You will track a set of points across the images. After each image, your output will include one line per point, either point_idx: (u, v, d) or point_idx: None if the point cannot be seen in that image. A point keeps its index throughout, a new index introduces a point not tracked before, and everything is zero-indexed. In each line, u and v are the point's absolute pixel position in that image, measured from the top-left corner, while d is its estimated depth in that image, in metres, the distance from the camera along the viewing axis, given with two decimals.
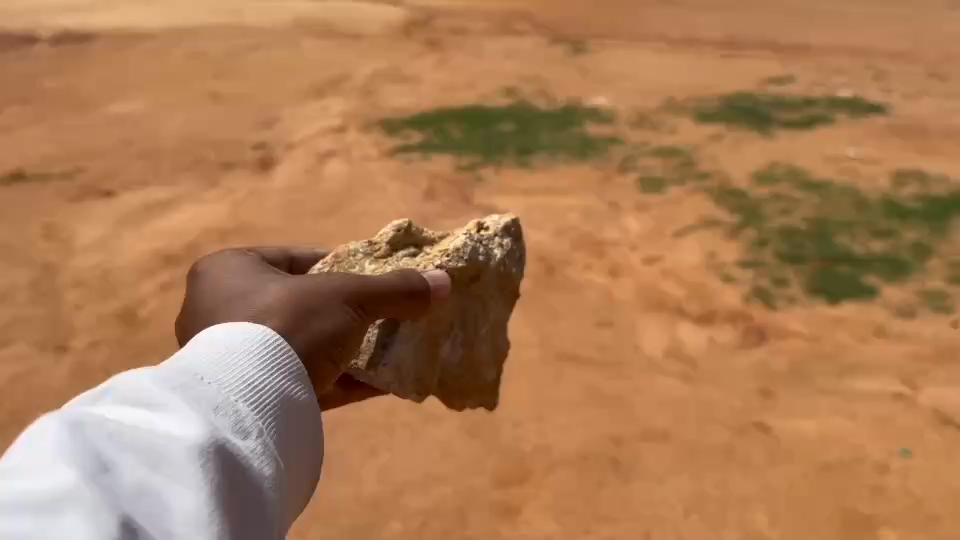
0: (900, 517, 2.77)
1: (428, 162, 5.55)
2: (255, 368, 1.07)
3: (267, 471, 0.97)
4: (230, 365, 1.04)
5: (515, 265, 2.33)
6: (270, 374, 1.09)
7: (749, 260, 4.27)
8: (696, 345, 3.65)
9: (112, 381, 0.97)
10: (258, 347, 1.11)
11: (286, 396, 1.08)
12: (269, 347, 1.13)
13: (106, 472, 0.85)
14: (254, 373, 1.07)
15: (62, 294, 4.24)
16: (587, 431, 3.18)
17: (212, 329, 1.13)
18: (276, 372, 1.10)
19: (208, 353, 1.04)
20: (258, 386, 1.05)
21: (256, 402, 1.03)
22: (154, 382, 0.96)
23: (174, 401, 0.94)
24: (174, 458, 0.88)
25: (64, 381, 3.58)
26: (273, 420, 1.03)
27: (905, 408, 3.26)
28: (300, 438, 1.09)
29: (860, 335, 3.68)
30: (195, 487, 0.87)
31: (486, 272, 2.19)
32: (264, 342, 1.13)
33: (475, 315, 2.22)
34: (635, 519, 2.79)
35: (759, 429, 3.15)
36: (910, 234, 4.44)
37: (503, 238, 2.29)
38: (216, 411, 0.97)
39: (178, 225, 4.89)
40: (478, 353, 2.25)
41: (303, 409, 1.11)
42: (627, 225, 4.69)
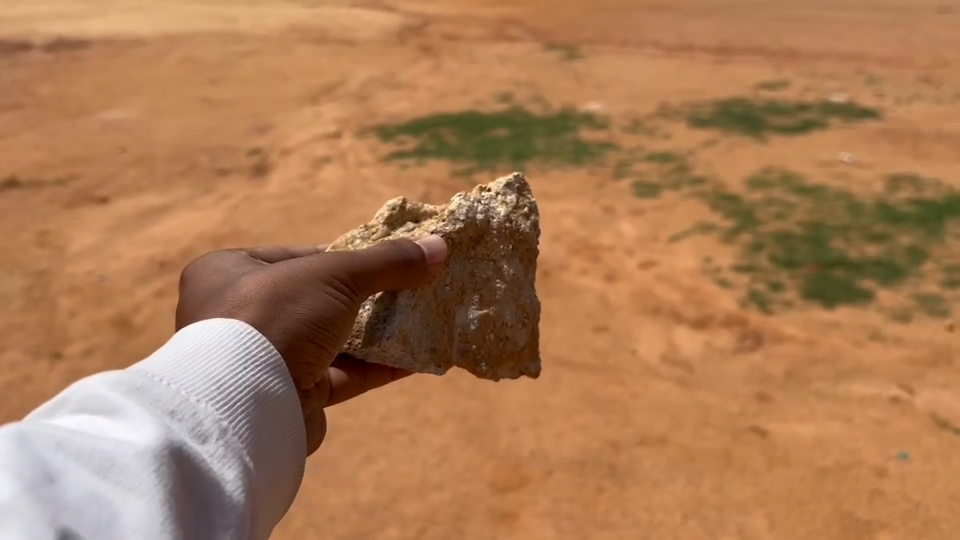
0: (898, 521, 2.76)
1: (423, 168, 5.55)
2: (223, 364, 1.01)
3: (231, 474, 0.90)
4: (193, 364, 0.97)
5: (528, 222, 2.00)
6: (239, 370, 1.02)
7: (744, 264, 4.28)
8: (692, 350, 3.65)
9: (66, 392, 0.91)
10: (229, 339, 1.06)
11: (260, 390, 1.02)
12: (241, 338, 1.08)
13: (49, 482, 0.78)
14: (223, 369, 1.00)
15: (56, 301, 4.22)
16: (584, 437, 3.17)
17: (181, 330, 1.07)
18: (247, 366, 1.04)
19: (171, 356, 0.98)
20: (227, 384, 0.98)
21: (223, 401, 0.96)
22: (106, 386, 0.90)
23: (127, 405, 0.88)
24: (124, 466, 0.81)
25: (57, 388, 3.56)
26: (241, 419, 0.96)
27: (901, 412, 3.26)
28: (277, 437, 1.02)
29: (856, 340, 3.68)
30: (145, 495, 0.80)
31: (490, 230, 1.93)
32: (237, 337, 1.08)
33: (487, 277, 1.93)
34: (633, 524, 2.77)
35: (756, 434, 3.15)
36: (905, 238, 4.45)
37: (508, 193, 1.99)
38: (174, 414, 0.90)
39: (173, 231, 4.88)
40: (499, 316, 1.92)
41: (281, 403, 1.04)
42: (622, 230, 4.70)
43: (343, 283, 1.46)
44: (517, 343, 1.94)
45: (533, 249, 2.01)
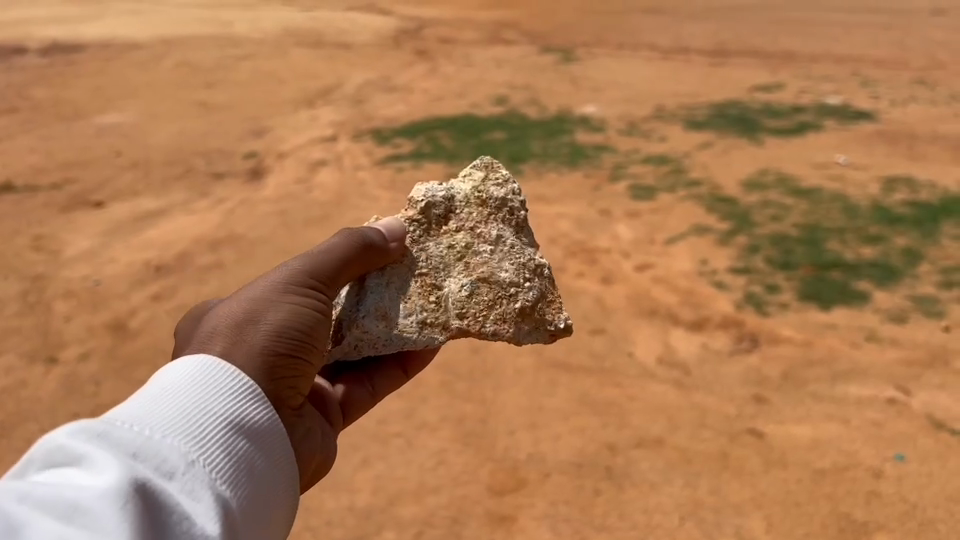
0: (895, 522, 2.76)
1: (419, 171, 5.55)
2: (187, 406, 1.09)
3: (201, 504, 0.96)
4: (154, 412, 1.05)
5: (504, 187, 1.86)
6: (201, 411, 1.10)
7: (739, 266, 4.28)
8: (689, 352, 3.65)
9: (34, 452, 0.99)
10: (193, 380, 1.15)
11: (226, 426, 1.10)
12: (210, 372, 1.19)
13: (16, 535, 0.84)
14: (188, 412, 1.08)
15: (51, 305, 4.21)
16: (581, 439, 3.17)
17: (145, 382, 1.16)
18: (211, 405, 1.12)
19: (133, 406, 1.06)
20: (189, 423, 1.06)
21: (186, 439, 1.03)
22: (69, 438, 0.98)
23: (91, 454, 0.95)
24: (89, 507, 0.87)
25: (53, 393, 3.55)
26: (206, 453, 1.04)
27: (898, 413, 3.27)
28: (247, 467, 1.09)
29: (852, 341, 3.68)
30: (113, 529, 0.86)
31: (455, 204, 1.85)
32: (201, 377, 1.17)
33: (467, 244, 1.79)
34: (631, 526, 2.77)
35: (753, 435, 3.15)
36: (901, 239, 4.46)
37: (475, 169, 1.90)
38: (139, 455, 0.97)
39: (169, 235, 4.88)
40: (492, 274, 1.73)
41: (247, 437, 1.12)
42: (618, 233, 4.70)
43: (310, 286, 1.50)
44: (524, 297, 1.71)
45: (520, 214, 1.86)
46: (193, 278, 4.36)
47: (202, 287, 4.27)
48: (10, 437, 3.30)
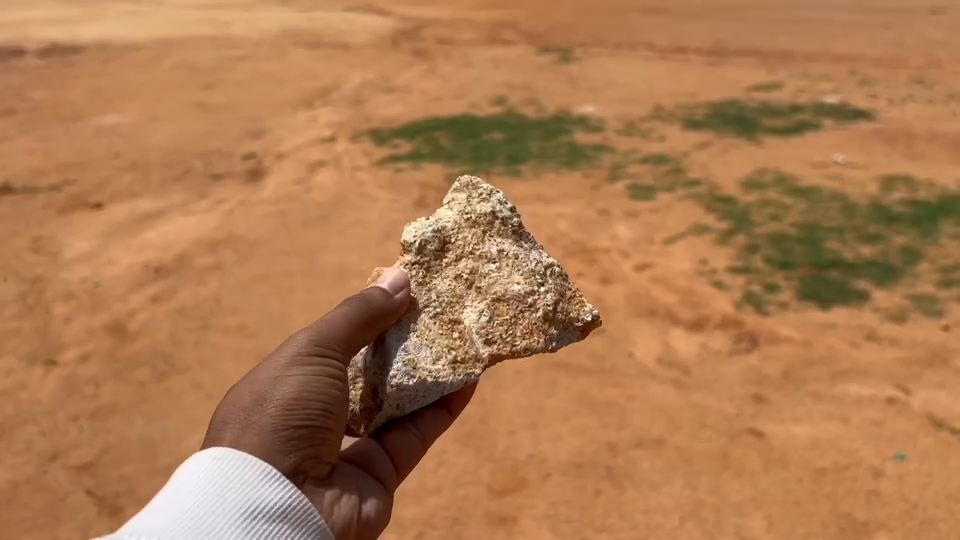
0: (895, 521, 2.76)
1: (418, 172, 5.55)
2: (199, 507, 1.14)
3: None
4: (162, 523, 1.09)
5: (489, 201, 1.77)
6: (210, 512, 1.14)
7: (739, 266, 4.29)
8: (689, 352, 3.65)
9: None
10: (205, 478, 1.20)
11: (240, 517, 1.15)
12: (222, 467, 1.22)
13: None
14: (197, 513, 1.13)
15: (50, 307, 4.21)
16: (581, 439, 3.17)
17: (159, 491, 1.21)
18: (222, 500, 1.16)
19: (143, 520, 1.10)
20: (196, 529, 1.10)
21: None
22: None
23: None
24: None
25: (52, 395, 3.55)
26: None
27: (898, 413, 3.27)
28: None
29: (851, 340, 3.68)
30: None
31: (449, 234, 1.74)
32: (213, 472, 1.21)
33: (472, 270, 1.69)
34: (632, 526, 2.77)
35: (753, 435, 3.15)
36: (900, 238, 4.46)
37: (456, 194, 1.80)
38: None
39: (168, 236, 4.88)
40: (504, 290, 1.65)
41: (262, 524, 1.17)
42: (618, 232, 4.70)
43: (324, 349, 1.45)
44: (547, 301, 1.63)
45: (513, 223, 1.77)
46: (193, 280, 4.36)
47: (201, 289, 4.27)
48: (10, 439, 3.30)
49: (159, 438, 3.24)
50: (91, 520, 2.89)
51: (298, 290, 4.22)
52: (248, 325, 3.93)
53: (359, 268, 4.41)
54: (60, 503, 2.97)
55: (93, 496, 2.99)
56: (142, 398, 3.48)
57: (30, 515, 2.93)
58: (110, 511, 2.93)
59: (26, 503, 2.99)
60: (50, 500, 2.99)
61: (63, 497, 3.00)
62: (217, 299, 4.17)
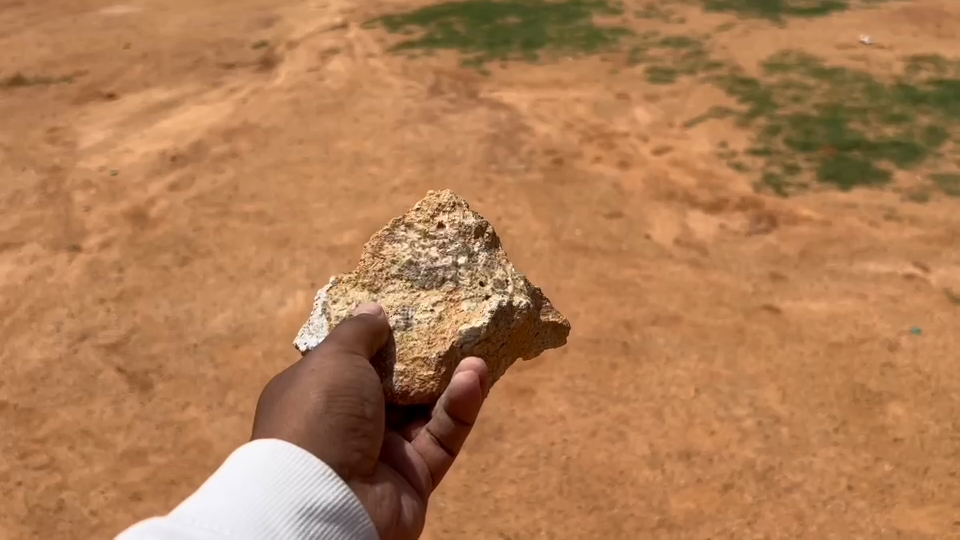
0: (909, 392, 2.82)
1: (432, 58, 5.44)
2: (251, 510, 0.99)
3: None
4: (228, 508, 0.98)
5: None
6: (330, 507, 1.08)
7: (759, 148, 4.24)
8: (706, 233, 3.65)
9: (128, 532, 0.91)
10: (262, 473, 1.06)
11: (300, 511, 1.03)
12: (289, 452, 1.13)
13: None
14: (275, 526, 0.98)
15: (71, 195, 4.23)
16: (599, 317, 3.21)
17: (247, 447, 1.13)
18: (279, 492, 1.04)
19: (212, 500, 1.00)
20: (317, 510, 1.06)
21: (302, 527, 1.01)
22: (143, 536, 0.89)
23: None
24: None
25: (77, 279, 3.61)
26: None
27: (916, 288, 3.28)
28: None
29: (870, 220, 3.67)
30: None
31: None
32: (177, 532, 0.91)
33: None
34: (647, 397, 2.84)
35: (769, 311, 3.18)
36: (925, 119, 4.37)
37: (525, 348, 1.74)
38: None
39: (183, 125, 4.85)
40: None
41: (317, 523, 1.04)
42: (636, 116, 4.63)
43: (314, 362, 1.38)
44: None
45: None
46: (209, 168, 4.36)
47: (219, 177, 4.26)
48: (39, 322, 3.39)
49: (184, 320, 3.31)
50: (122, 396, 2.99)
51: (315, 178, 4.22)
52: (267, 212, 3.95)
53: (375, 155, 4.39)
54: (93, 380, 3.07)
55: (123, 373, 3.09)
56: (165, 282, 3.53)
57: (64, 391, 3.04)
58: (141, 387, 3.02)
59: (59, 381, 3.09)
60: (82, 377, 3.09)
61: (95, 375, 3.09)
62: (235, 187, 4.17)
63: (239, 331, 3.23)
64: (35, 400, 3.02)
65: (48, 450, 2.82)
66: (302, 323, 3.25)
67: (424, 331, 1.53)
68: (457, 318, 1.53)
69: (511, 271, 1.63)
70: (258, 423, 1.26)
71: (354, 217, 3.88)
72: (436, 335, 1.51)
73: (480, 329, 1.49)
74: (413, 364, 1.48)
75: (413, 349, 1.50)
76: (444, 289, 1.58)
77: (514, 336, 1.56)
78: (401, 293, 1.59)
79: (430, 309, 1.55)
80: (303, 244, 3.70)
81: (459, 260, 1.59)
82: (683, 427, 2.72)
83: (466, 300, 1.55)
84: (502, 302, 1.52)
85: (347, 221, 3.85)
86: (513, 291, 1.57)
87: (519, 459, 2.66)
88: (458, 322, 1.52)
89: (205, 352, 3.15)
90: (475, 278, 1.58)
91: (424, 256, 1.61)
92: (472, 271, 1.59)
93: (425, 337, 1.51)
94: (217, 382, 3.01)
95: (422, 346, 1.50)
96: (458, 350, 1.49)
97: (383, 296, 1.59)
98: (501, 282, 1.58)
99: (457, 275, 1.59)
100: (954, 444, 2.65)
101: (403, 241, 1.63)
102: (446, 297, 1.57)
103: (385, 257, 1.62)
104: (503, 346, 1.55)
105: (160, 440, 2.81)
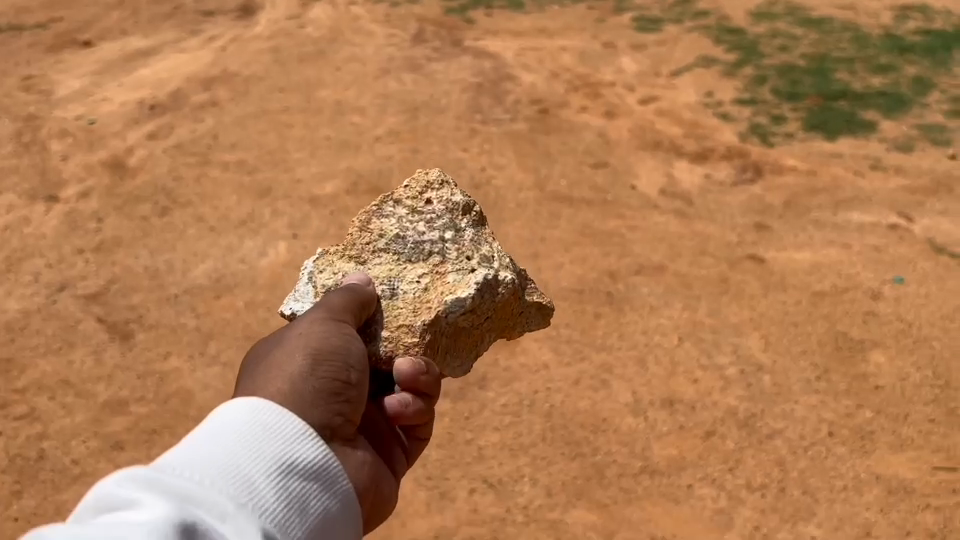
0: (891, 339, 2.84)
1: (415, 6, 5.34)
2: (229, 463, 0.97)
3: None
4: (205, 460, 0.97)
5: None
6: (309, 463, 1.06)
7: (745, 97, 4.20)
8: (691, 183, 3.63)
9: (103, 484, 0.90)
10: (242, 430, 1.04)
11: (279, 469, 1.01)
12: (271, 412, 1.11)
13: None
14: (253, 482, 0.96)
15: (47, 145, 4.16)
16: (583, 267, 3.20)
17: (229, 406, 1.11)
18: (259, 449, 1.02)
19: (189, 453, 0.98)
20: (295, 466, 1.04)
21: (279, 483, 0.99)
22: (115, 486, 0.87)
23: (141, 501, 0.85)
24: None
25: (55, 230, 3.56)
26: (292, 496, 1.00)
27: (900, 238, 3.29)
28: (298, 508, 1.00)
29: (856, 170, 3.66)
30: None
31: None
32: (155, 479, 0.89)
33: None
34: (631, 345, 2.85)
35: (753, 261, 3.17)
36: (911, 69, 4.34)
37: None
38: (192, 499, 0.89)
39: (161, 73, 4.75)
40: None
41: (296, 481, 1.02)
42: (622, 66, 4.57)
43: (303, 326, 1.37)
44: None
45: None
46: (189, 117, 4.28)
47: (198, 126, 4.19)
48: (17, 272, 3.34)
49: (165, 270, 3.27)
50: (103, 346, 2.97)
51: (296, 127, 4.15)
52: (248, 162, 3.89)
53: (357, 104, 4.32)
54: (72, 330, 3.04)
55: (104, 323, 3.06)
56: (145, 233, 3.48)
57: (43, 341, 3.01)
58: (122, 337, 3.00)
59: (39, 331, 3.06)
60: (62, 328, 3.06)
61: (75, 325, 3.07)
62: (215, 136, 4.10)
63: (220, 281, 3.20)
64: (14, 351, 2.99)
65: (28, 400, 2.80)
66: (284, 273, 3.22)
67: (410, 300, 1.48)
68: (443, 288, 1.48)
69: (498, 248, 1.57)
70: (243, 384, 1.25)
71: (336, 166, 3.83)
72: (422, 304, 1.46)
73: (466, 300, 1.44)
74: (398, 330, 1.43)
75: (398, 316, 1.45)
76: (430, 263, 1.53)
77: (498, 311, 1.51)
78: (387, 265, 1.54)
79: (417, 281, 1.50)
80: (284, 194, 3.66)
81: (446, 234, 1.54)
82: (665, 375, 2.73)
83: (451, 273, 1.50)
84: (488, 275, 1.47)
85: (329, 171, 3.81)
86: (499, 267, 1.52)
87: (503, 407, 2.66)
88: (444, 291, 1.47)
89: (186, 302, 3.12)
90: (461, 253, 1.53)
91: (411, 229, 1.56)
92: (459, 246, 1.54)
93: (411, 306, 1.47)
94: (198, 332, 2.99)
95: (407, 314, 1.45)
96: (443, 319, 1.44)
97: (370, 268, 1.54)
98: (487, 257, 1.53)
99: (444, 249, 1.53)
100: (933, 391, 2.67)
101: (391, 216, 1.58)
102: (432, 269, 1.52)
103: (373, 232, 1.57)
104: (486, 320, 1.51)
105: (142, 390, 2.80)
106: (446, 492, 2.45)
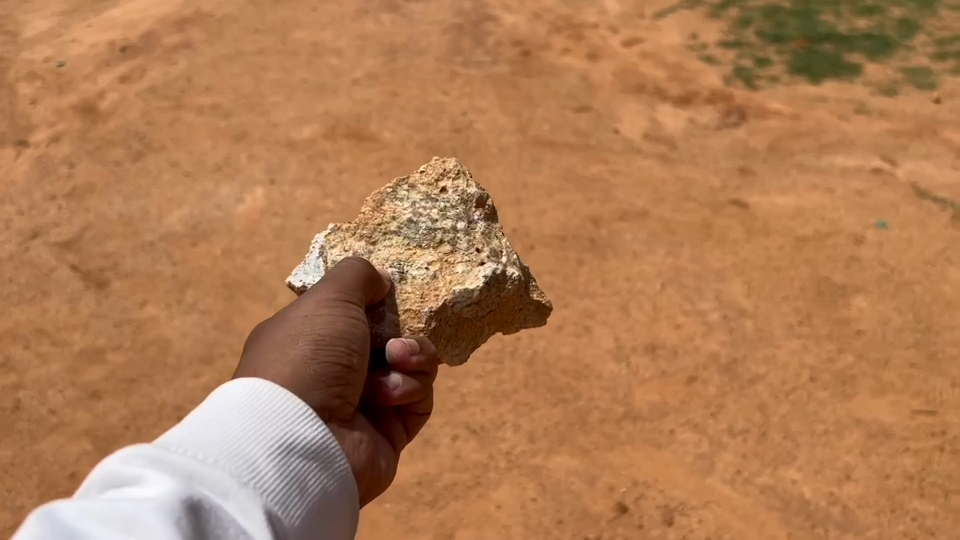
0: (873, 285, 2.84)
1: None
2: (232, 442, 0.95)
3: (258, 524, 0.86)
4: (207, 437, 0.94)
5: None
6: (310, 442, 1.03)
7: (730, 40, 4.13)
8: (675, 127, 3.58)
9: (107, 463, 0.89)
10: (245, 409, 1.02)
11: (280, 447, 0.99)
12: (273, 393, 1.08)
13: None
14: (255, 460, 0.94)
15: (15, 88, 4.04)
16: (565, 213, 3.16)
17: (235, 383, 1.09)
18: (260, 428, 0.99)
19: (192, 428, 0.96)
20: (295, 445, 1.01)
21: (279, 461, 0.97)
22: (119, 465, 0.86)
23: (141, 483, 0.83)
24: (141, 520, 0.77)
25: (26, 176, 3.47)
26: (292, 475, 0.97)
27: (883, 182, 3.27)
28: (298, 488, 0.97)
29: (840, 113, 3.62)
30: None
31: None
32: (158, 457, 0.88)
33: None
34: (613, 292, 2.83)
35: (737, 206, 3.15)
36: (899, 10, 4.27)
37: None
38: (193, 478, 0.87)
39: (130, 11, 4.59)
40: None
41: (296, 460, 0.99)
42: (606, 6, 4.46)
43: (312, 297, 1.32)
44: None
45: None
46: (161, 59, 4.16)
47: (171, 69, 4.08)
48: None
49: (139, 217, 3.21)
50: (78, 294, 2.92)
51: (272, 70, 4.05)
52: (222, 105, 3.80)
53: (334, 46, 4.21)
54: (46, 279, 2.99)
55: (78, 271, 3.00)
56: (118, 178, 3.41)
57: (17, 290, 2.96)
58: (97, 285, 2.95)
59: (12, 279, 3.01)
60: (35, 276, 3.01)
61: (49, 273, 3.01)
62: (188, 79, 3.99)
63: (196, 228, 3.14)
64: None
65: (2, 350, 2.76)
66: (261, 220, 3.17)
67: (418, 286, 1.46)
68: (451, 277, 1.46)
69: (507, 245, 1.56)
70: (246, 359, 1.22)
71: (313, 110, 3.75)
72: (429, 291, 1.45)
73: (474, 293, 1.42)
74: (405, 315, 1.43)
75: (406, 302, 1.44)
76: (440, 251, 1.50)
77: (502, 306, 1.49)
78: (398, 248, 1.51)
79: (426, 267, 1.48)
80: (261, 139, 3.58)
81: (459, 224, 1.52)
82: (648, 321, 2.73)
83: (461, 263, 1.48)
84: (497, 270, 1.45)
85: (306, 114, 3.72)
86: (507, 262, 1.50)
87: (485, 355, 2.65)
88: (452, 281, 1.45)
89: (162, 249, 3.06)
90: (472, 244, 1.50)
91: (425, 215, 1.53)
92: (471, 237, 1.51)
93: (418, 292, 1.45)
94: (175, 280, 2.95)
95: (414, 300, 1.44)
96: (449, 310, 1.43)
97: (381, 250, 1.51)
98: (497, 252, 1.51)
99: (456, 238, 1.51)
100: (915, 335, 2.69)
101: (405, 199, 1.55)
102: (441, 257, 1.49)
103: (385, 213, 1.55)
104: (489, 313, 1.49)
105: (118, 338, 2.76)
106: (429, 439, 2.45)
